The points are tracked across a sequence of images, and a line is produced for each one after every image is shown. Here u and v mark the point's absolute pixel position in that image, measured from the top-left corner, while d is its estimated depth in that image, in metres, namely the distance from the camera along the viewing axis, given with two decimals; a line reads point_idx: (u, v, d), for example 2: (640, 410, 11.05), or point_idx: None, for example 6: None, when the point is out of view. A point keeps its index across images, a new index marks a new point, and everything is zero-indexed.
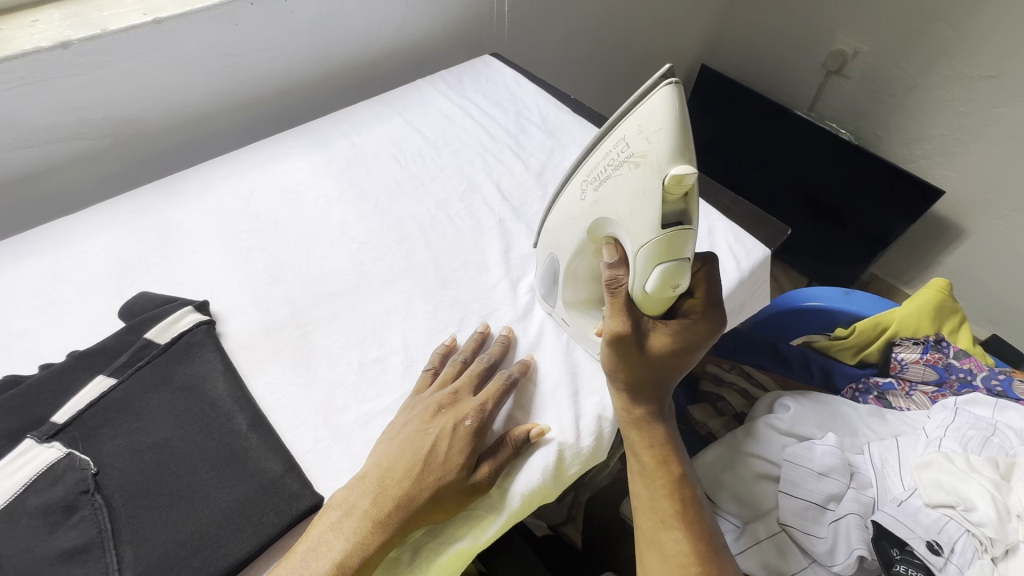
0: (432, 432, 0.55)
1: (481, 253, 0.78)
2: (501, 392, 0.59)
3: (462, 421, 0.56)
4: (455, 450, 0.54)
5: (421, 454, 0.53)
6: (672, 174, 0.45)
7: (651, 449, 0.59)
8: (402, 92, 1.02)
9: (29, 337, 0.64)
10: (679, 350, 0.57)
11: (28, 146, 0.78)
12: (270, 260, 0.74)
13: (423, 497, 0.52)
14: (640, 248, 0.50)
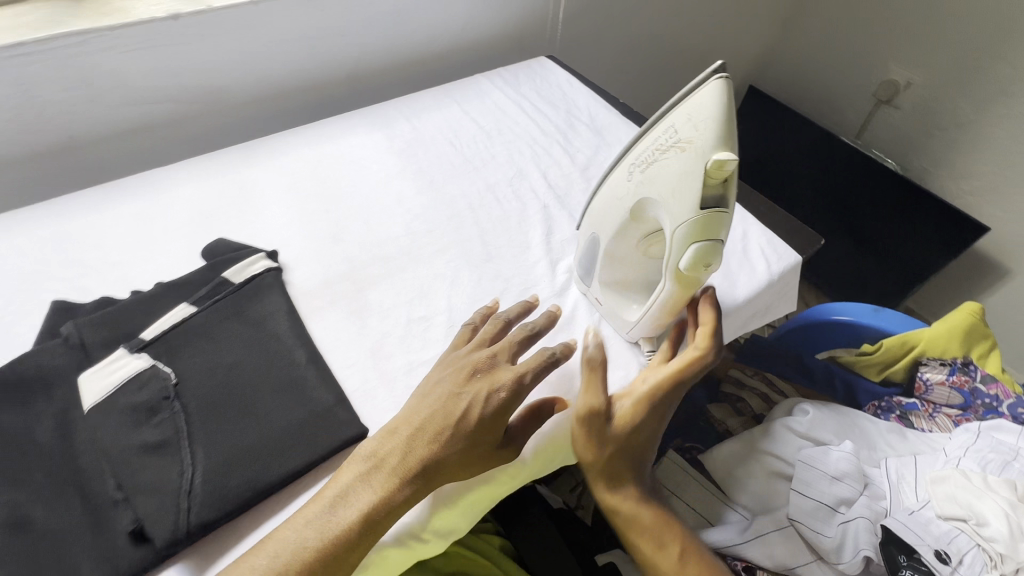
0: (463, 400, 0.55)
1: (525, 234, 0.83)
2: (541, 367, 0.59)
3: (495, 393, 0.56)
4: (479, 418, 0.55)
5: (448, 422, 0.54)
6: (715, 159, 0.49)
7: (644, 530, 0.64)
8: (461, 86, 1.09)
9: (121, 266, 0.73)
10: (656, 416, 0.62)
11: (131, 104, 0.88)
12: (332, 222, 0.81)
13: (448, 462, 0.53)
14: (678, 226, 0.54)
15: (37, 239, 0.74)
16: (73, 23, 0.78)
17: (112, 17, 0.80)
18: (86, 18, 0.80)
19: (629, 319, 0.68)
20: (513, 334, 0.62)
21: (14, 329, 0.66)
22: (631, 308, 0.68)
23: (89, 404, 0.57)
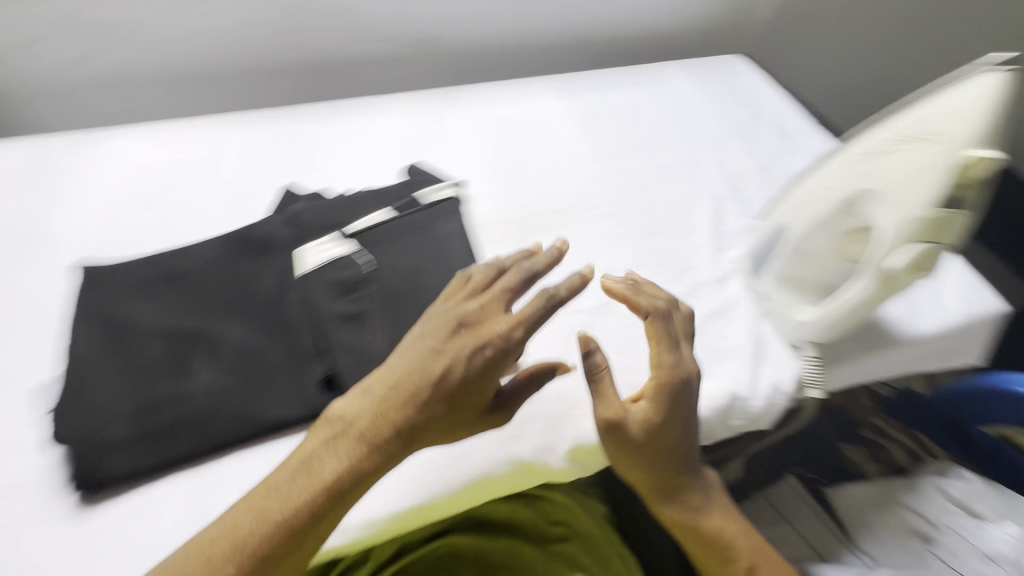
0: (428, 368, 0.49)
1: (693, 217, 0.83)
2: (533, 324, 0.52)
3: (480, 350, 0.50)
4: (462, 376, 0.50)
5: (418, 380, 0.49)
6: (974, 157, 0.53)
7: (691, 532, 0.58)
8: (649, 70, 1.10)
9: (337, 170, 0.84)
10: (675, 412, 0.56)
11: (365, 39, 1.01)
12: (512, 169, 0.87)
13: (427, 424, 0.49)
14: (911, 220, 0.56)
15: (275, 135, 0.88)
16: None
17: None
18: None
19: (799, 318, 0.66)
20: (490, 292, 0.54)
21: (253, 201, 0.79)
22: (804, 306, 0.67)
23: (304, 271, 0.67)
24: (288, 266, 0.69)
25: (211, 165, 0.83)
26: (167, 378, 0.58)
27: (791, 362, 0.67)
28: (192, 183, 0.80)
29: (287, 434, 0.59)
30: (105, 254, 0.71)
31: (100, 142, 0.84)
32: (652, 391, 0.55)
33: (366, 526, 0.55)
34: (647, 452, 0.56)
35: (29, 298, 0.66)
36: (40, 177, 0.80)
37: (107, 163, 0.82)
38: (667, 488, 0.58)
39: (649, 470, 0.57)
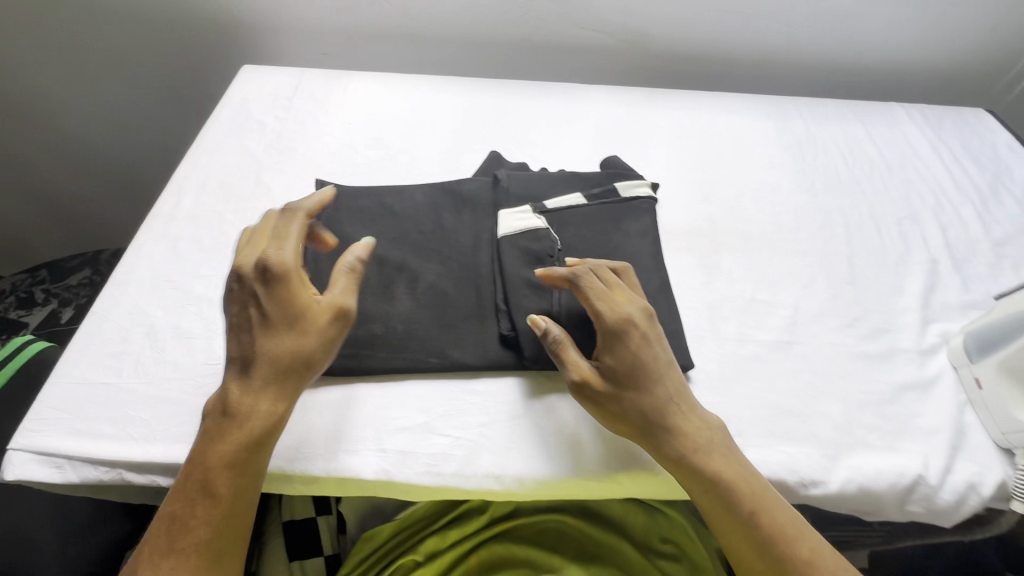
0: (260, 307, 0.53)
1: (899, 277, 0.75)
2: (288, 239, 0.56)
3: (274, 279, 0.53)
4: (293, 300, 0.53)
5: (271, 317, 0.53)
6: None
7: (702, 486, 0.53)
8: (873, 107, 1.00)
9: (537, 146, 0.88)
10: (626, 348, 0.56)
11: (584, 27, 1.04)
12: (706, 182, 0.85)
13: (254, 387, 0.52)
14: None
15: (487, 103, 0.94)
16: None
17: None
18: None
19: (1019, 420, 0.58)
20: (257, 234, 0.58)
21: (459, 159, 0.85)
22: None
23: (499, 233, 0.71)
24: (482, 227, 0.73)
25: (429, 119, 0.91)
26: (372, 296, 0.65)
27: (996, 466, 0.59)
28: (411, 132, 0.89)
29: (460, 375, 0.62)
30: (336, 177, 0.81)
31: (344, 79, 0.96)
32: (606, 335, 0.57)
33: (518, 480, 0.56)
34: (617, 395, 0.55)
35: (274, 199, 0.77)
36: (294, 99, 0.92)
37: (347, 99, 0.93)
38: (653, 429, 0.54)
39: (624, 416, 0.55)
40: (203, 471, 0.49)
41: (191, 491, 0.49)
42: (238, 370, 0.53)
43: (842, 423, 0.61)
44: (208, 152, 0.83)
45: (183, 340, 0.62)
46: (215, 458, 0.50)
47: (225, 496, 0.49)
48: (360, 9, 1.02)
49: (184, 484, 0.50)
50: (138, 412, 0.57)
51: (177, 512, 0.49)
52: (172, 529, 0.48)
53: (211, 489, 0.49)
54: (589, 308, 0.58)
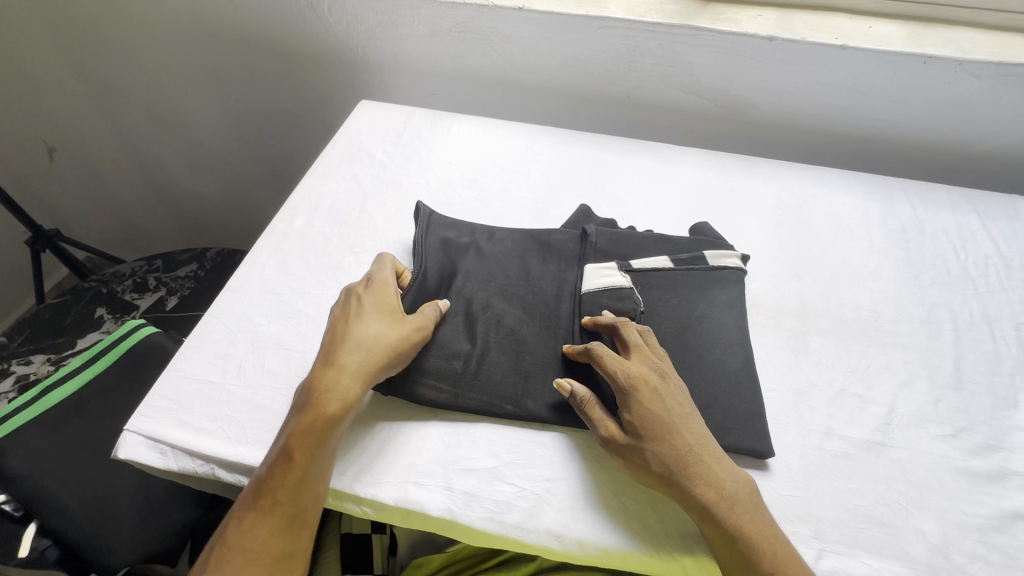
0: (354, 304, 0.63)
1: (1014, 389, 0.69)
2: (389, 263, 0.69)
3: (371, 287, 0.65)
4: (382, 305, 0.63)
5: (360, 313, 0.62)
6: None
7: (722, 541, 0.52)
8: (993, 197, 0.94)
9: (626, 205, 0.89)
10: (647, 401, 0.57)
11: (683, 91, 1.06)
12: (799, 259, 0.83)
13: (321, 376, 0.58)
14: None
15: (582, 155, 0.97)
16: (697, 20, 0.96)
17: (725, 24, 0.96)
18: (707, 18, 0.97)
19: None
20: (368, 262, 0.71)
21: (549, 209, 0.88)
22: None
23: (583, 288, 0.71)
24: (569, 277, 0.73)
25: (524, 166, 0.95)
26: (456, 335, 0.67)
27: None
28: (507, 176, 0.93)
29: (531, 426, 0.62)
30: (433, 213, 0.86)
31: (449, 121, 1.03)
32: (625, 390, 0.58)
33: (578, 543, 0.55)
34: (637, 446, 0.56)
35: (375, 228, 0.83)
36: (403, 136, 1.00)
37: (450, 140, 0.99)
38: (672, 482, 0.54)
39: (645, 466, 0.55)
40: (284, 439, 0.55)
41: (272, 456, 0.55)
42: (324, 353, 0.60)
43: (938, 544, 0.56)
44: (322, 177, 0.91)
45: (281, 351, 0.67)
46: (294, 428, 0.55)
47: (285, 477, 0.53)
48: (472, 58, 1.10)
49: (268, 453, 0.56)
50: (235, 413, 0.62)
51: (262, 473, 0.54)
52: (257, 490, 0.54)
53: (288, 456, 0.54)
54: (604, 367, 0.60)
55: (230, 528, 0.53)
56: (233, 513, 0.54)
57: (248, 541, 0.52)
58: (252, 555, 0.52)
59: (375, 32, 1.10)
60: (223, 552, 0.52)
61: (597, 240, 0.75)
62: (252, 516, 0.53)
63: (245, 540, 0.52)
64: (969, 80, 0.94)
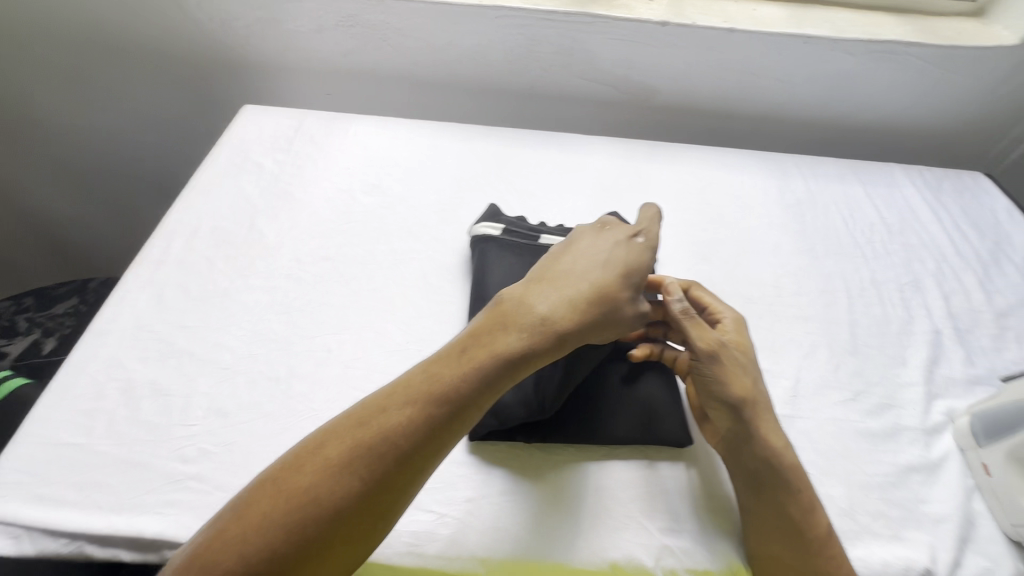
0: (610, 249, 0.57)
1: (902, 348, 0.74)
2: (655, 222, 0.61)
3: (635, 239, 0.58)
4: (636, 263, 0.56)
5: (614, 262, 0.55)
6: None
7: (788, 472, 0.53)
8: (873, 166, 1.00)
9: (537, 200, 0.87)
10: (748, 340, 0.60)
11: (586, 79, 1.05)
12: (706, 241, 0.84)
13: (555, 305, 0.51)
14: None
15: (489, 151, 0.94)
16: (592, 7, 0.96)
17: (618, 10, 0.96)
18: (601, 6, 0.96)
19: None
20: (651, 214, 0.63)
21: (458, 210, 0.84)
22: None
23: None
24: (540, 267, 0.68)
25: (429, 166, 0.90)
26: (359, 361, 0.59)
27: (1006, 560, 0.56)
28: (412, 179, 0.88)
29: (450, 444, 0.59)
30: (332, 224, 0.80)
31: (346, 122, 0.96)
32: (734, 324, 0.60)
33: (505, 564, 0.52)
34: (743, 368, 0.57)
35: (267, 247, 0.76)
36: (294, 143, 0.92)
37: (349, 143, 0.93)
38: (766, 408, 0.56)
39: (749, 384, 0.56)
40: (487, 356, 0.48)
41: (476, 372, 0.47)
42: (562, 279, 0.54)
43: (845, 508, 0.58)
44: (202, 194, 0.82)
45: (160, 399, 0.60)
46: (511, 355, 0.48)
47: (468, 413, 0.46)
48: (366, 54, 1.03)
49: (465, 355, 0.48)
50: (106, 478, 0.54)
51: (451, 380, 0.46)
52: (436, 393, 0.46)
53: (489, 377, 0.47)
54: (713, 302, 0.62)
55: (394, 419, 0.44)
56: (394, 400, 0.45)
57: (403, 442, 0.43)
58: (399, 458, 0.43)
59: (254, 29, 1.01)
60: (373, 438, 0.43)
61: (550, 237, 0.72)
62: (419, 414, 0.44)
63: (400, 438, 0.43)
64: (844, 57, 0.99)
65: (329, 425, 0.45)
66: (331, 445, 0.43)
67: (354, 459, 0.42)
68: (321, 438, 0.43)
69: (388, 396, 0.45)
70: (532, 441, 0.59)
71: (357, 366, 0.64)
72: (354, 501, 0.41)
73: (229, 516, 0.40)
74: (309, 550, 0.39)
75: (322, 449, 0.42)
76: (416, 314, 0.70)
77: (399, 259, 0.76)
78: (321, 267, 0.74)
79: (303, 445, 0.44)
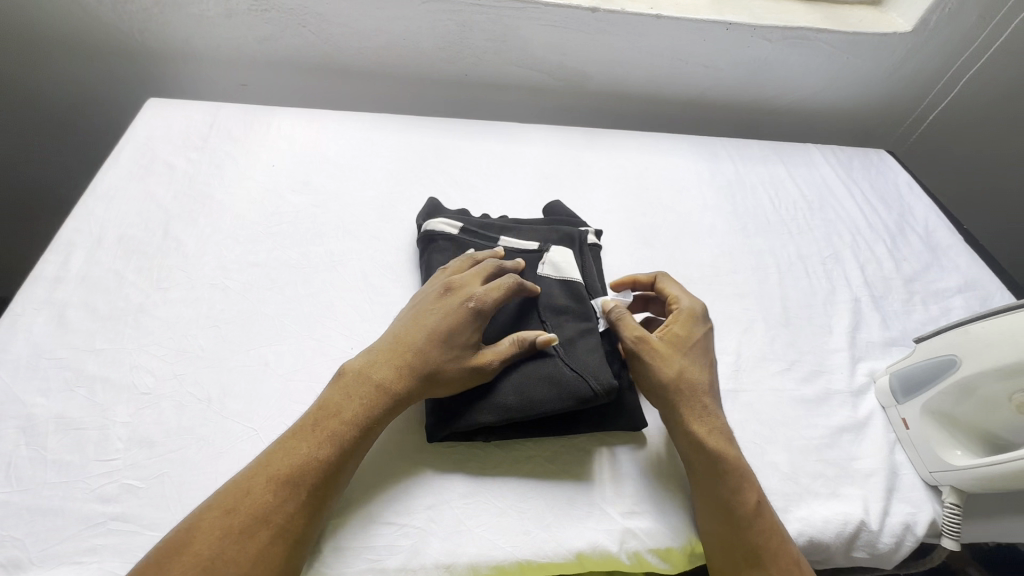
0: (437, 315, 0.57)
1: (828, 317, 0.79)
2: (506, 286, 0.58)
3: (467, 302, 0.57)
4: (461, 329, 0.56)
5: (438, 332, 0.55)
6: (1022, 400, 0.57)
7: (718, 453, 0.55)
8: (792, 147, 1.06)
9: (479, 191, 0.85)
10: (694, 329, 0.61)
11: (521, 66, 1.04)
12: (647, 225, 0.86)
13: (376, 380, 0.53)
14: (969, 401, 0.61)
15: (425, 143, 0.91)
16: None
17: None
18: None
19: (946, 459, 0.61)
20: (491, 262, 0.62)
21: (397, 205, 0.81)
22: (952, 449, 0.61)
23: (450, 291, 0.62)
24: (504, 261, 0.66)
25: (363, 160, 0.86)
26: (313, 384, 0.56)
27: (926, 504, 0.62)
28: (345, 175, 0.83)
29: (406, 451, 0.57)
30: (259, 227, 0.74)
31: (267, 115, 0.89)
32: (684, 313, 0.61)
33: (470, 567, 0.51)
34: (674, 357, 0.58)
35: (186, 255, 0.69)
36: (210, 139, 0.84)
37: (271, 138, 0.86)
38: (697, 395, 0.57)
39: (677, 373, 0.57)
40: (334, 432, 0.50)
41: (305, 451, 0.48)
42: (395, 351, 0.55)
43: (789, 472, 0.62)
44: (104, 200, 0.73)
45: (70, 434, 0.53)
46: (331, 434, 0.50)
47: (311, 488, 0.47)
48: (284, 41, 0.96)
49: (314, 431, 0.50)
50: (9, 530, 0.47)
51: (306, 456, 0.48)
52: (294, 468, 0.47)
53: (340, 447, 0.49)
54: (673, 292, 0.64)
55: (252, 500, 0.45)
56: (259, 481, 0.46)
57: (277, 517, 0.45)
58: (275, 532, 0.44)
59: (152, 13, 0.91)
60: (243, 520, 0.44)
61: (510, 237, 0.70)
62: (281, 492, 0.46)
63: (272, 514, 0.45)
64: (762, 43, 1.04)
65: (199, 510, 0.45)
66: (199, 538, 0.43)
67: (225, 545, 0.42)
68: (190, 528, 0.43)
69: (252, 478, 0.46)
70: (492, 439, 0.58)
71: (300, 378, 0.60)
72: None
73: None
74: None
75: (186, 545, 0.42)
76: (360, 318, 0.66)
77: (337, 261, 0.72)
78: (250, 274, 0.69)
79: (173, 537, 0.43)
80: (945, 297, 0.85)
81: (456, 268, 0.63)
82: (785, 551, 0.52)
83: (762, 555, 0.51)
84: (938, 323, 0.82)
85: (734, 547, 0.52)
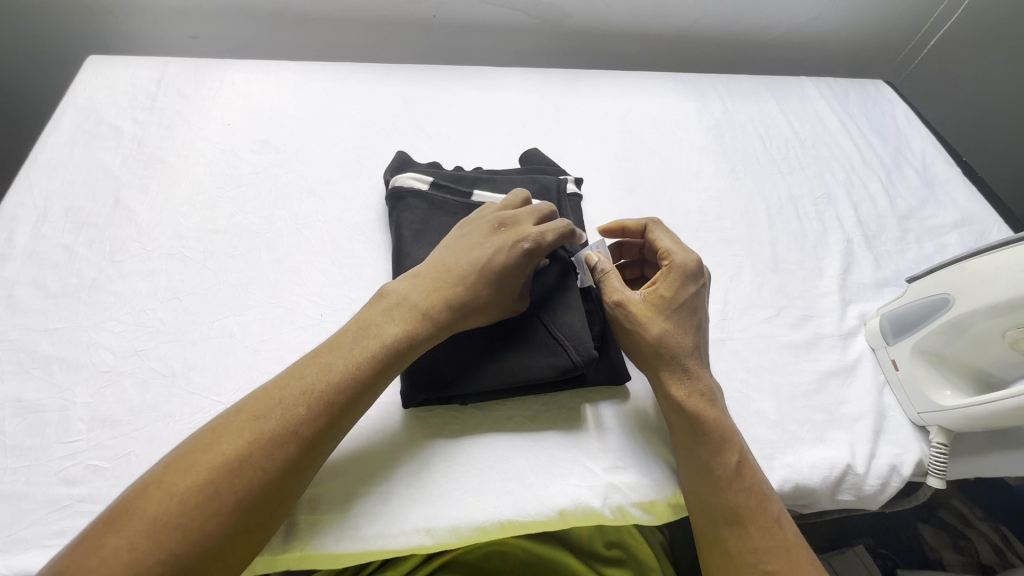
0: (490, 247, 0.54)
1: (819, 260, 0.76)
2: (560, 232, 0.55)
3: (522, 241, 0.53)
4: (512, 265, 0.52)
5: (486, 265, 0.52)
6: (1017, 335, 0.56)
7: (703, 413, 0.52)
8: (783, 80, 1.00)
9: (451, 142, 0.80)
10: (684, 289, 0.56)
11: (493, 4, 0.96)
12: (631, 171, 0.82)
13: (421, 304, 0.50)
14: (962, 339, 0.59)
15: (392, 93, 0.85)
16: None
17: None
18: None
19: (934, 398, 0.60)
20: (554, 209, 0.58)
21: (363, 160, 0.76)
22: (940, 389, 0.60)
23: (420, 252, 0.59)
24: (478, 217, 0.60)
25: (325, 115, 0.80)
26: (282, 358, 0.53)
27: (914, 444, 0.61)
28: (306, 132, 0.78)
29: (382, 417, 0.55)
30: (217, 191, 0.69)
31: (217, 68, 0.82)
32: (674, 270, 0.56)
33: (451, 530, 0.50)
34: (656, 318, 0.54)
35: (140, 225, 0.65)
36: (158, 98, 0.78)
37: (225, 93, 0.80)
38: (679, 357, 0.54)
39: (660, 337, 0.54)
40: (370, 353, 0.47)
41: (340, 367, 0.46)
42: (440, 278, 0.52)
43: (775, 420, 0.61)
44: (47, 168, 0.68)
45: (28, 417, 0.51)
46: (371, 355, 0.47)
47: (340, 409, 0.45)
48: None
49: (351, 348, 0.47)
50: None
51: (341, 372, 0.46)
52: (328, 385, 0.45)
53: (374, 368, 0.47)
54: (660, 245, 0.59)
55: (282, 408, 0.43)
56: (291, 392, 0.44)
57: (305, 431, 0.43)
58: (303, 445, 0.43)
59: None
60: (273, 428, 0.42)
61: (484, 191, 0.66)
62: (314, 407, 0.44)
63: (302, 427, 0.43)
64: None
65: (227, 412, 0.43)
66: (224, 444, 0.41)
67: (253, 450, 0.41)
68: (214, 432, 0.42)
69: (284, 388, 0.44)
70: (469, 401, 0.56)
71: (268, 348, 0.58)
72: (249, 494, 0.40)
73: (118, 519, 0.37)
74: (220, 545, 0.38)
75: (213, 444, 0.41)
76: (329, 283, 0.63)
77: (303, 224, 0.68)
78: (209, 241, 0.65)
79: (195, 437, 0.42)
80: (940, 234, 0.82)
81: (509, 205, 0.59)
82: (764, 511, 0.49)
83: (741, 514, 0.49)
84: (931, 261, 0.79)
85: (711, 507, 0.50)
